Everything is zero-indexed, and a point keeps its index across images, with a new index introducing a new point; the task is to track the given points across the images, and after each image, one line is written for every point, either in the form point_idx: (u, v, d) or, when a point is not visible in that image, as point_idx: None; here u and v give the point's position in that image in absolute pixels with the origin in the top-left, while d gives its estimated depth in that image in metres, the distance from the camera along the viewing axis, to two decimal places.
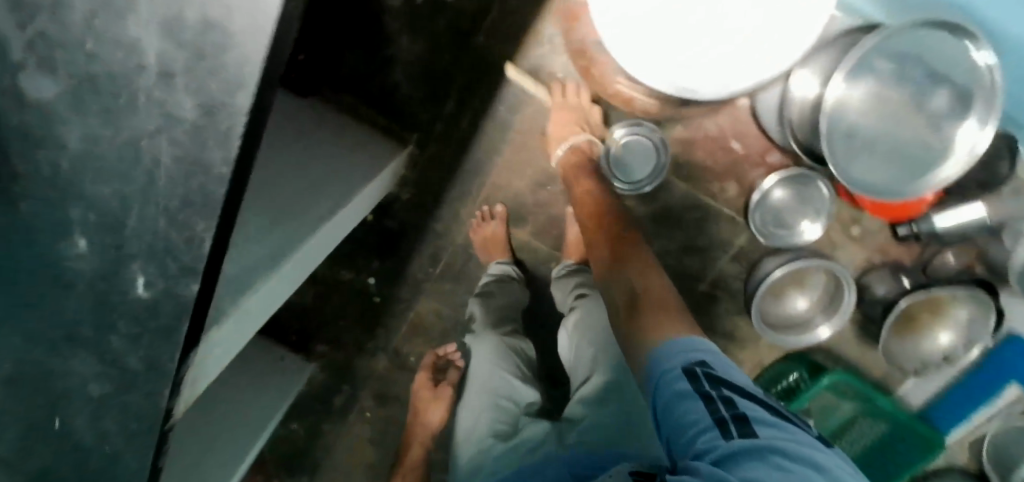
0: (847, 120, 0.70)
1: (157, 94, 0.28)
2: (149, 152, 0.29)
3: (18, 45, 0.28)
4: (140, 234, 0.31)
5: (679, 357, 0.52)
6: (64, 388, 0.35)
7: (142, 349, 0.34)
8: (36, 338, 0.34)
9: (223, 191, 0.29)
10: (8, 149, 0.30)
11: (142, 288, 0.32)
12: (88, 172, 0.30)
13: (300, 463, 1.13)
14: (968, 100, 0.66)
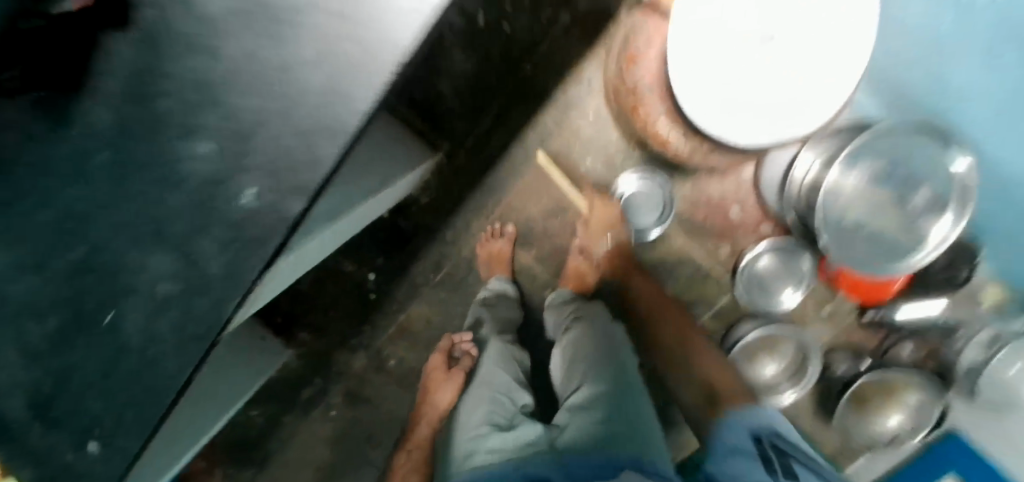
0: (838, 203, 0.80)
1: (321, 27, 0.31)
2: (297, 76, 0.32)
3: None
4: (265, 150, 0.34)
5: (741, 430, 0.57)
6: (142, 274, 0.38)
7: (228, 254, 0.36)
8: (132, 229, 0.37)
9: (356, 122, 0.32)
10: (159, 48, 0.33)
11: (249, 199, 0.35)
12: (234, 85, 0.33)
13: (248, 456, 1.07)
14: (943, 200, 0.75)
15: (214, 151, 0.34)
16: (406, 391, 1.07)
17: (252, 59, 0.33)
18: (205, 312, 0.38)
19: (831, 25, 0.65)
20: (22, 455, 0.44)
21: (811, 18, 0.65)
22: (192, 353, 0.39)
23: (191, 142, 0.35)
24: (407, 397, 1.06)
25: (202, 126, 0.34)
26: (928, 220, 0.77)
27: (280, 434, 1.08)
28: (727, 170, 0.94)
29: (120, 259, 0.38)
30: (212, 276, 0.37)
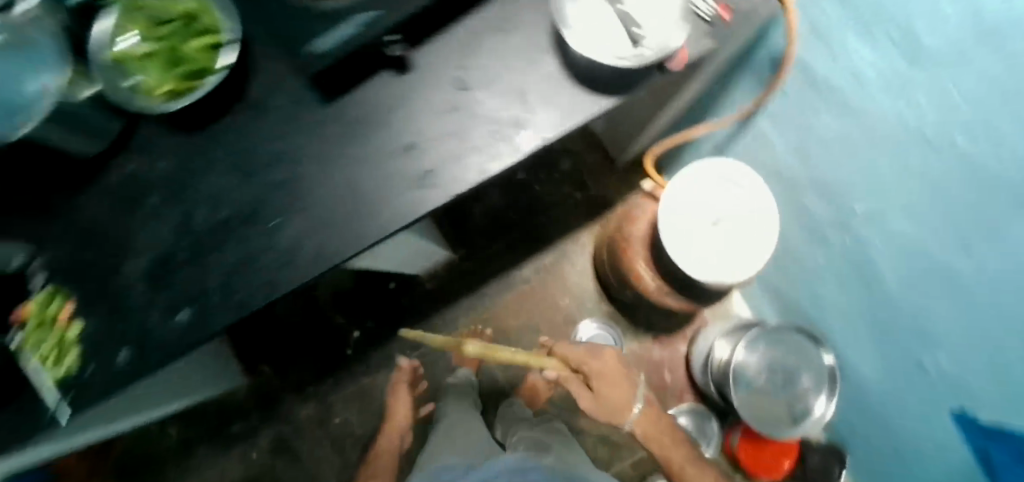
0: (742, 378, 0.97)
1: (510, 109, 0.58)
2: (486, 128, 0.58)
3: (464, 59, 0.58)
4: (445, 159, 0.58)
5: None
6: (320, 206, 0.58)
7: (386, 211, 0.58)
8: (333, 176, 0.59)
9: (510, 160, 0.58)
10: (415, 87, 0.58)
11: (420, 182, 0.58)
12: (445, 118, 0.58)
13: (148, 472, 1.05)
14: (823, 384, 0.90)
15: (404, 148, 0.58)
16: (335, 453, 1.07)
17: (455, 113, 0.58)
18: (349, 242, 0.57)
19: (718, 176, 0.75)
20: (105, 305, 0.59)
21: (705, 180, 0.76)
22: (320, 266, 0.58)
23: (392, 139, 0.58)
24: (334, 459, 1.07)
25: (405, 134, 0.58)
26: (813, 401, 0.91)
27: (187, 464, 1.05)
28: (670, 340, 1.19)
29: (305, 192, 0.58)
30: (368, 222, 0.58)
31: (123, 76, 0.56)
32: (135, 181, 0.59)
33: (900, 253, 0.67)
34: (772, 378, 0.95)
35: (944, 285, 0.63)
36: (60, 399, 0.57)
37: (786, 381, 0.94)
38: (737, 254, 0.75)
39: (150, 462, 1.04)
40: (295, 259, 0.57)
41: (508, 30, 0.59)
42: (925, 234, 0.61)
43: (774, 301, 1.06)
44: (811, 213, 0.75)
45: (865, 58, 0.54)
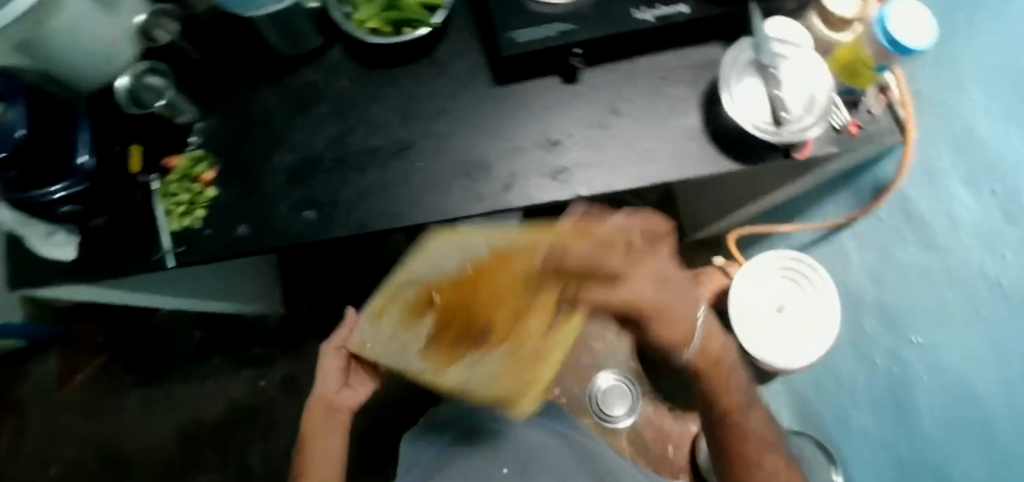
0: None
1: (655, 143, 0.65)
2: (629, 151, 0.65)
3: (628, 90, 0.66)
4: (585, 163, 0.64)
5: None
6: (463, 162, 0.64)
7: (519, 188, 0.63)
8: (483, 142, 0.65)
9: (641, 183, 0.64)
10: (579, 97, 0.66)
11: (557, 174, 0.64)
12: (596, 131, 0.65)
13: (162, 361, 1.08)
14: None
15: (550, 143, 0.65)
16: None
17: (601, 130, 0.65)
18: (479, 202, 0.63)
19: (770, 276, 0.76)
20: (243, 182, 0.64)
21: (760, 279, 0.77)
22: (448, 213, 0.62)
23: (541, 131, 0.65)
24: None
25: (553, 130, 0.65)
26: None
27: (199, 367, 1.07)
28: None
29: (454, 146, 0.64)
30: (501, 191, 0.63)
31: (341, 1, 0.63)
32: (311, 90, 0.65)
33: (948, 392, 0.62)
34: None
35: (979, 435, 0.57)
36: (172, 248, 0.61)
37: None
38: (803, 338, 0.72)
39: (168, 353, 1.08)
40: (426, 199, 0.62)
41: (670, 80, 0.66)
42: (978, 377, 0.57)
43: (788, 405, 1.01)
44: (864, 333, 0.78)
45: (967, 206, 0.57)
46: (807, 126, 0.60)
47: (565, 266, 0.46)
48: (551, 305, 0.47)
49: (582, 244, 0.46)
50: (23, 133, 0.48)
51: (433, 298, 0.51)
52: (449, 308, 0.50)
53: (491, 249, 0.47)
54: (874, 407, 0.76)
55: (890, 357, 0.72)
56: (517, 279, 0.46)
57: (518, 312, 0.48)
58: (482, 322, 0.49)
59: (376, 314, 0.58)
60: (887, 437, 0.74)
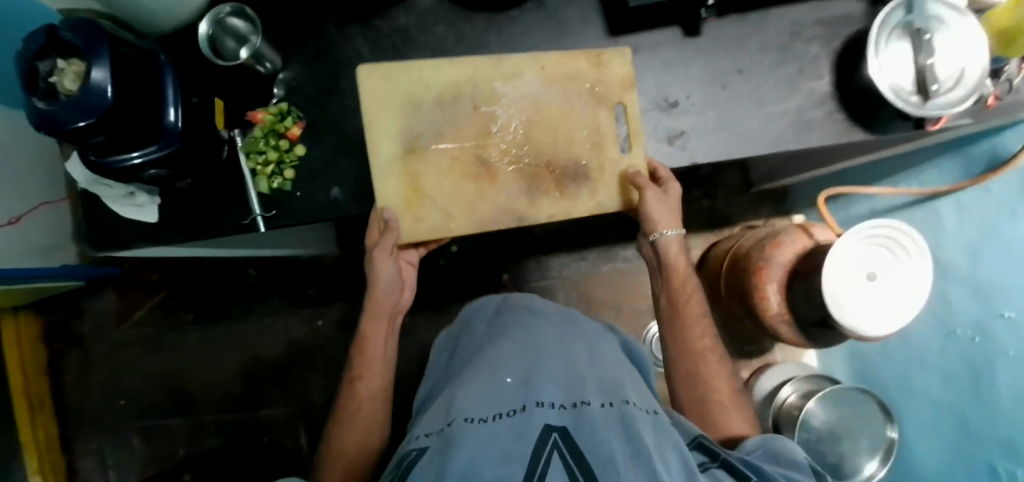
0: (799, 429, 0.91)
1: (780, 106, 0.60)
2: (751, 116, 0.60)
3: (754, 46, 0.60)
4: (702, 128, 0.60)
5: (784, 441, 0.54)
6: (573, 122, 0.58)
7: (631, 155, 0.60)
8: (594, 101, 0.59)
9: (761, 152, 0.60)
10: (699, 53, 0.60)
11: (671, 141, 0.60)
12: (716, 91, 0.60)
13: (219, 301, 1.08)
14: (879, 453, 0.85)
15: (667, 104, 0.60)
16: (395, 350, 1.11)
17: (723, 90, 0.60)
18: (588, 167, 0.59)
19: (869, 243, 0.75)
20: (335, 138, 0.58)
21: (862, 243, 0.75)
22: (559, 179, 0.58)
23: (656, 91, 0.60)
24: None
25: (669, 91, 0.60)
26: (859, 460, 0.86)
27: (257, 307, 1.08)
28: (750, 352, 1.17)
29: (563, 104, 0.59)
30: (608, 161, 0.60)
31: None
32: (407, 36, 0.59)
33: None
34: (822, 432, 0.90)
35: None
36: (264, 211, 0.57)
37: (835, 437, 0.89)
38: (890, 308, 0.73)
39: (225, 292, 1.07)
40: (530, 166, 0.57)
41: (802, 35, 0.60)
42: None
43: (847, 359, 1.06)
44: (948, 305, 0.78)
45: None
46: (956, 101, 0.54)
47: (595, 86, 0.58)
48: (596, 129, 0.58)
49: (568, 64, 0.57)
50: (106, 94, 0.42)
51: (480, 157, 0.56)
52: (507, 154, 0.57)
53: (513, 78, 0.56)
54: (949, 376, 0.79)
55: (973, 328, 0.73)
56: (552, 121, 0.57)
57: (567, 136, 0.58)
58: (551, 168, 0.57)
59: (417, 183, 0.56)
60: (958, 401, 0.77)
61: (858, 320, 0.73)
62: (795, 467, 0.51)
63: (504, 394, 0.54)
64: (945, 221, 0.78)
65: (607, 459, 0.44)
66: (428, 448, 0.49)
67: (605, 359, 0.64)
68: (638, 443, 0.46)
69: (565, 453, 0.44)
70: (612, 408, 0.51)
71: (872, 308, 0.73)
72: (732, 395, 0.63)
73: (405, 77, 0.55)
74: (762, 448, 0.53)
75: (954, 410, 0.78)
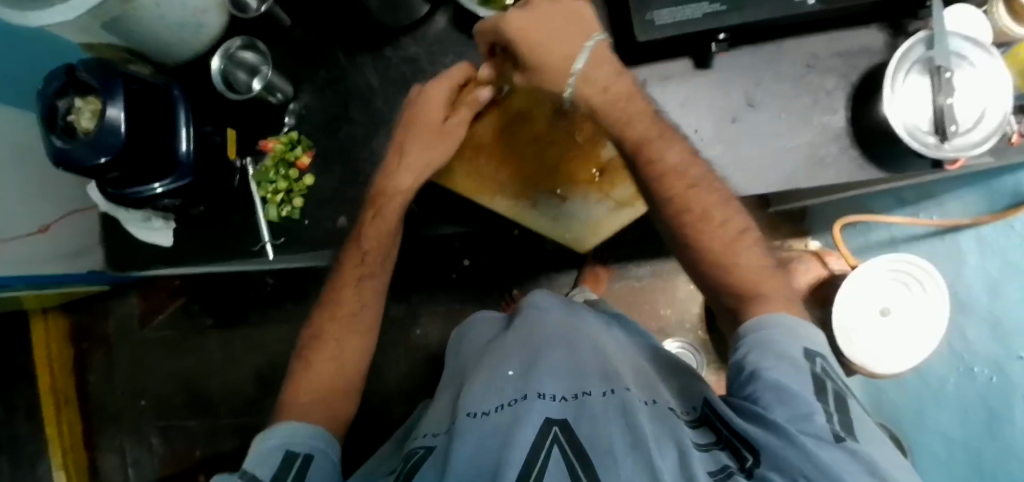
0: None
1: (793, 140, 0.59)
2: (763, 149, 0.59)
3: (767, 79, 0.59)
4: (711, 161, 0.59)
5: (786, 349, 0.43)
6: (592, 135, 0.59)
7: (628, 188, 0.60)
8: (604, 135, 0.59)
9: (773, 187, 0.59)
10: (709, 87, 0.59)
11: None
12: (725, 125, 0.59)
13: (238, 306, 1.11)
14: None
15: None
16: (406, 359, 1.13)
17: (733, 124, 0.59)
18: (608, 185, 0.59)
19: (892, 279, 0.74)
20: (343, 167, 0.59)
21: (883, 279, 0.75)
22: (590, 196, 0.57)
23: None
24: (403, 364, 1.12)
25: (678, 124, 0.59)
26: None
27: (272, 313, 1.10)
28: None
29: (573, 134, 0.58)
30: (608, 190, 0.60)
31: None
32: (415, 65, 0.60)
33: None
34: None
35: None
36: (272, 238, 0.58)
37: None
38: (907, 346, 0.72)
39: (244, 298, 1.11)
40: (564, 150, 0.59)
41: (817, 68, 0.59)
42: None
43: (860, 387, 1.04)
44: (970, 341, 0.76)
45: None
46: (976, 143, 0.53)
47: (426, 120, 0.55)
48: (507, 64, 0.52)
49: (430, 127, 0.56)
50: (121, 131, 0.44)
51: (596, 178, 0.59)
52: (595, 139, 0.58)
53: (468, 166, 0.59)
54: (967, 414, 0.77)
55: (991, 367, 0.72)
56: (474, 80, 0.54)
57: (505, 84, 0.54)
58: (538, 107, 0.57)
59: (615, 181, 0.59)
60: (974, 440, 0.76)
61: (874, 355, 0.73)
62: (799, 381, 0.41)
63: (506, 387, 0.53)
64: (967, 254, 0.75)
65: (604, 450, 0.42)
66: (438, 447, 0.50)
67: (612, 348, 0.63)
68: (636, 427, 0.43)
69: (564, 449, 0.43)
70: (614, 395, 0.49)
71: (889, 346, 0.73)
72: (735, 236, 0.51)
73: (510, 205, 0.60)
74: (754, 344, 0.44)
75: (973, 447, 0.76)
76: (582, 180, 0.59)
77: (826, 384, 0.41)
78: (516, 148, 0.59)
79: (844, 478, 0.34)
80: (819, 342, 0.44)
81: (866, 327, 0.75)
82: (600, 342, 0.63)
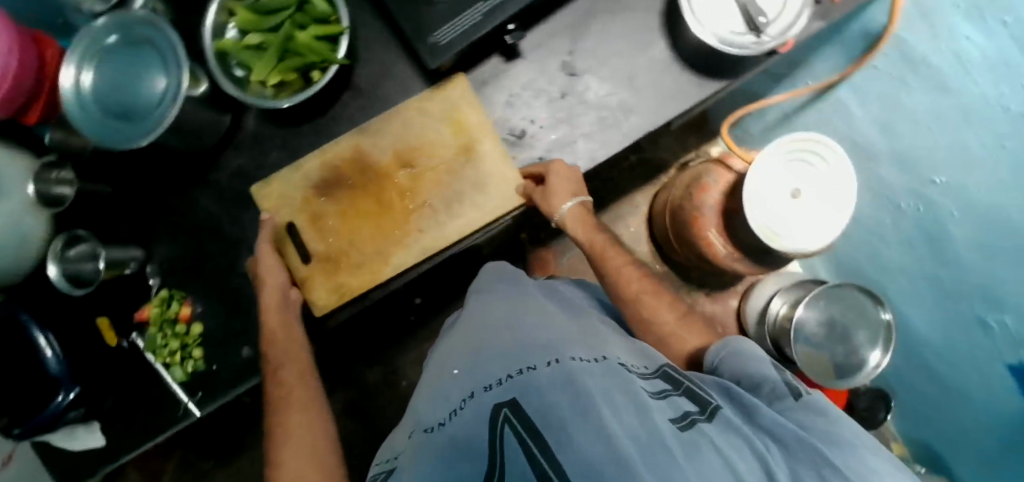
0: (801, 338, 0.92)
1: (625, 89, 0.58)
2: (601, 110, 0.58)
3: (576, 43, 0.58)
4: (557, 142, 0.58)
5: (749, 350, 0.52)
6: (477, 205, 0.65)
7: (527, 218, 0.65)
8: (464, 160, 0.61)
9: (626, 139, 0.58)
10: (526, 74, 0.58)
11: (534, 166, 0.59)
12: (556, 104, 0.58)
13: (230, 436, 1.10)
14: (880, 337, 0.86)
15: (514, 136, 0.59)
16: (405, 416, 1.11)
17: (564, 99, 0.58)
18: (466, 174, 0.56)
19: (798, 164, 0.74)
20: (222, 300, 0.59)
21: (792, 164, 0.74)
22: (469, 204, 0.56)
23: (499, 127, 0.59)
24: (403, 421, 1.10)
25: (512, 122, 0.59)
26: (865, 351, 0.87)
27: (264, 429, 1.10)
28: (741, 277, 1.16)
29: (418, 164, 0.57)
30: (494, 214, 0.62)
31: (232, 61, 0.56)
32: (245, 178, 0.59)
33: (982, 222, 0.63)
34: (825, 337, 0.91)
35: (1020, 249, 0.60)
36: (191, 396, 0.58)
37: (837, 337, 0.90)
38: (820, 222, 0.72)
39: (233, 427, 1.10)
40: (407, 178, 0.57)
41: (619, 12, 0.58)
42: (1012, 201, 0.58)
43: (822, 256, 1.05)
44: (885, 183, 0.77)
45: (975, 44, 0.53)
46: (790, 25, 0.52)
47: (312, 215, 0.57)
48: (435, 167, 0.57)
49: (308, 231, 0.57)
50: None
51: (411, 173, 0.57)
52: (370, 161, 0.57)
53: (330, 247, 0.57)
54: (909, 244, 0.78)
55: (913, 198, 0.73)
56: (347, 208, 0.57)
57: (383, 177, 0.57)
58: (357, 190, 0.57)
59: (433, 163, 0.57)
60: (927, 266, 0.77)
61: (795, 233, 0.72)
62: (761, 363, 0.49)
63: (453, 389, 0.48)
64: (849, 105, 0.75)
65: (555, 420, 0.36)
66: (392, 471, 0.44)
67: (558, 315, 0.59)
68: (587, 396, 0.38)
69: (515, 427, 0.37)
70: (561, 364, 0.44)
71: (805, 222, 0.73)
72: (680, 321, 0.62)
73: (387, 240, 0.56)
74: (720, 353, 0.53)
75: (932, 273, 0.76)
76: (423, 175, 0.57)
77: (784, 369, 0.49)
78: (352, 213, 0.57)
79: (835, 431, 0.40)
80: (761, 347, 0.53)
81: (784, 209, 0.74)
82: (541, 306, 0.61)
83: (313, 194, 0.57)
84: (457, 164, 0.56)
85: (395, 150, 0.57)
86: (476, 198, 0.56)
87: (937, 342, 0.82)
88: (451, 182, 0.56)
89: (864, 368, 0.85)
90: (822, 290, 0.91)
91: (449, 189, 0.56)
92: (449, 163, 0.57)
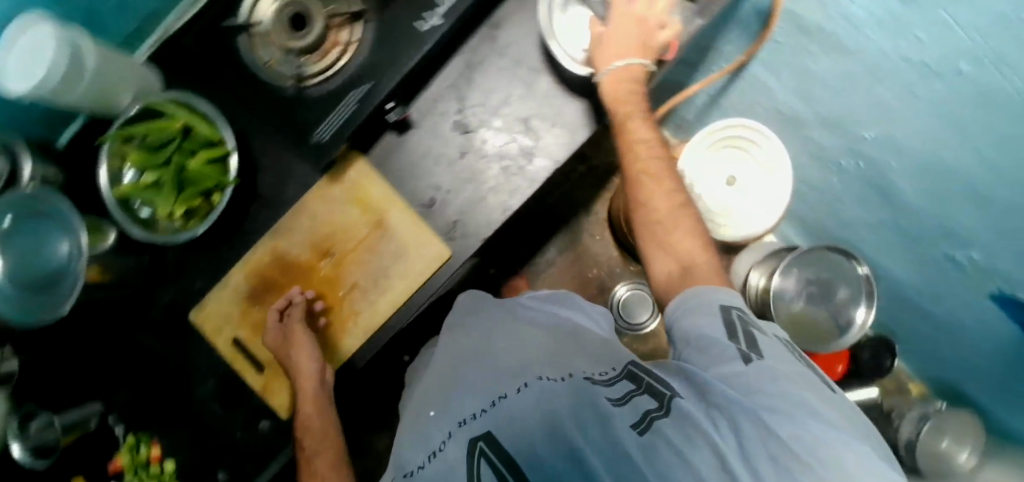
0: (783, 304, 0.90)
1: (519, 134, 0.57)
2: (502, 161, 0.58)
3: (462, 102, 0.58)
4: (468, 200, 0.58)
5: (702, 303, 0.46)
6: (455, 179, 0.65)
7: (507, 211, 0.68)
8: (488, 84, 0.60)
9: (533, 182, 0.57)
10: (421, 143, 0.58)
11: (451, 229, 0.58)
12: (456, 165, 0.58)
13: None
14: (866, 295, 0.83)
15: (426, 206, 0.58)
16: None
17: (464, 158, 0.58)
18: (386, 250, 0.57)
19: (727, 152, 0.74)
20: (186, 430, 0.60)
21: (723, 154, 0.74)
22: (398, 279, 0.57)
23: (409, 200, 0.59)
24: None
25: (420, 193, 0.58)
26: (851, 311, 0.84)
27: None
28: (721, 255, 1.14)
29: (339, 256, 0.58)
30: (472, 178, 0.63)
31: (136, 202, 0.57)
32: (181, 309, 0.60)
33: (920, 168, 0.61)
34: (809, 298, 0.89)
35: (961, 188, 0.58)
36: None
37: (820, 296, 0.88)
38: (765, 200, 0.72)
39: None
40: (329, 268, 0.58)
41: (496, 62, 0.57)
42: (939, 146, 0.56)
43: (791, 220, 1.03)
44: (822, 146, 0.75)
45: (858, 5, 0.51)
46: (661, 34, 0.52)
47: (253, 326, 0.59)
48: (355, 245, 0.58)
49: (250, 337, 0.59)
50: None
51: (332, 261, 0.58)
52: (285, 258, 0.58)
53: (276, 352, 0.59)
54: (862, 198, 0.76)
55: (851, 155, 0.71)
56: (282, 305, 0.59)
57: (308, 271, 0.58)
58: (282, 284, 0.58)
59: (350, 246, 0.58)
60: (886, 216, 0.75)
61: (745, 217, 0.73)
62: (711, 318, 0.44)
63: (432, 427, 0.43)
64: (765, 79, 0.73)
65: (524, 443, 0.35)
66: None
67: (526, 330, 0.56)
68: (555, 414, 0.36)
69: (494, 464, 0.35)
70: (530, 387, 0.41)
71: (751, 204, 0.73)
72: (674, 210, 0.53)
73: (331, 326, 0.58)
74: (676, 311, 0.47)
75: (893, 222, 0.74)
76: (341, 258, 0.58)
77: (737, 327, 0.43)
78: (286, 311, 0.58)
79: (788, 409, 0.35)
80: (741, 301, 0.47)
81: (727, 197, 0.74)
82: (502, 317, 0.60)
83: (241, 306, 0.59)
84: (375, 238, 0.57)
85: (311, 242, 0.58)
86: (405, 267, 0.57)
87: (917, 286, 0.80)
88: (371, 264, 0.57)
89: (851, 328, 0.83)
90: (792, 259, 0.89)
91: (375, 263, 0.57)
92: (365, 243, 0.57)
